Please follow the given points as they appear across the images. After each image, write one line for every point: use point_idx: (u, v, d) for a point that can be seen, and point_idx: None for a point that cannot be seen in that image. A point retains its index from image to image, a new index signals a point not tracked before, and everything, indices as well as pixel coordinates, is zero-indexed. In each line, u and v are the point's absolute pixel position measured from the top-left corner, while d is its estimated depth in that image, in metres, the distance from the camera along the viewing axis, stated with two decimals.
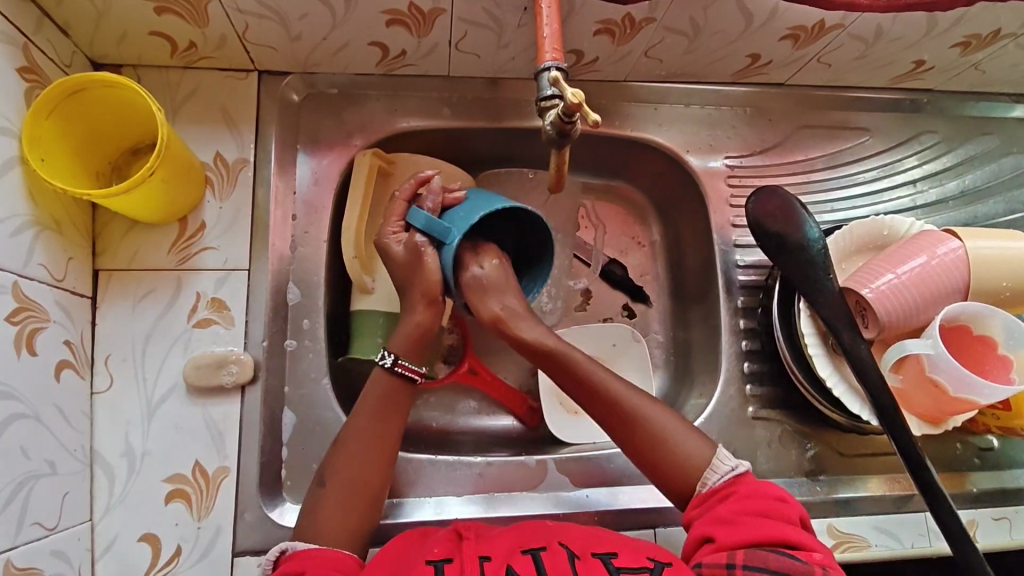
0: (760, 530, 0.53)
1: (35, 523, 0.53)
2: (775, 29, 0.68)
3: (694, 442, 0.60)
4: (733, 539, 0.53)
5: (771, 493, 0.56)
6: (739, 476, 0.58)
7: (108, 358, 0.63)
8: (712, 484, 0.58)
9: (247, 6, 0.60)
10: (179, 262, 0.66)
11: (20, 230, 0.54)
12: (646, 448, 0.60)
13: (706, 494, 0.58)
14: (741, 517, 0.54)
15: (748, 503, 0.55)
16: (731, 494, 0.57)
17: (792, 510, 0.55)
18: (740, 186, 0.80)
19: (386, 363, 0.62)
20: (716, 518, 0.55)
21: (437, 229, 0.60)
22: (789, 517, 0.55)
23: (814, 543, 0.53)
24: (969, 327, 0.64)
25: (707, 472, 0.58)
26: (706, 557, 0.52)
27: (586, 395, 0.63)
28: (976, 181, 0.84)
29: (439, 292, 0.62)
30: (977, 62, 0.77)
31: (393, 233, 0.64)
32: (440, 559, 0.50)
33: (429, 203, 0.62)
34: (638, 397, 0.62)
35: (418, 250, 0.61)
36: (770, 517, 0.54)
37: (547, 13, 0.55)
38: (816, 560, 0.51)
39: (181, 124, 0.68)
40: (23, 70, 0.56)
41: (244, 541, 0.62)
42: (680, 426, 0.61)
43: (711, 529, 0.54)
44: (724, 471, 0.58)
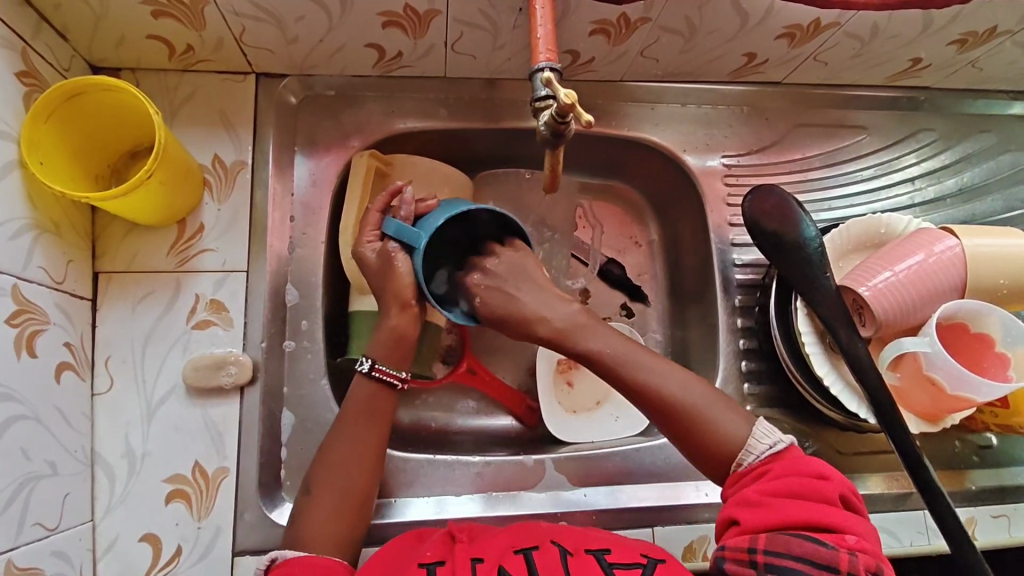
0: (789, 512, 0.50)
1: (35, 524, 0.53)
2: (770, 27, 0.68)
3: (730, 418, 0.57)
4: (758, 521, 0.50)
5: (809, 472, 0.52)
6: (778, 454, 0.54)
7: (108, 359, 0.63)
8: (749, 464, 0.55)
9: (243, 9, 0.60)
10: (178, 264, 0.66)
11: (19, 232, 0.54)
12: (679, 428, 0.57)
13: (742, 472, 0.55)
14: (770, 497, 0.51)
15: (781, 481, 0.52)
16: (766, 472, 0.54)
17: (833, 489, 0.51)
18: (737, 185, 0.80)
19: (363, 367, 0.62)
20: (743, 498, 0.53)
21: (408, 235, 0.61)
22: (828, 497, 0.51)
23: (852, 526, 0.49)
24: (967, 326, 0.64)
25: (742, 453, 0.56)
26: (729, 540, 0.51)
27: (611, 378, 0.60)
28: (975, 178, 0.84)
29: (412, 296, 0.62)
30: (974, 59, 0.76)
31: (368, 242, 0.64)
32: (433, 562, 0.51)
33: (402, 211, 0.63)
34: (664, 375, 0.59)
35: (390, 256, 0.62)
36: (803, 497, 0.51)
37: (541, 14, 0.55)
38: (846, 546, 0.47)
39: (180, 126, 0.69)
40: (21, 74, 0.56)
41: (244, 540, 0.62)
42: (712, 403, 0.58)
43: (738, 510, 0.52)
44: (761, 450, 0.55)
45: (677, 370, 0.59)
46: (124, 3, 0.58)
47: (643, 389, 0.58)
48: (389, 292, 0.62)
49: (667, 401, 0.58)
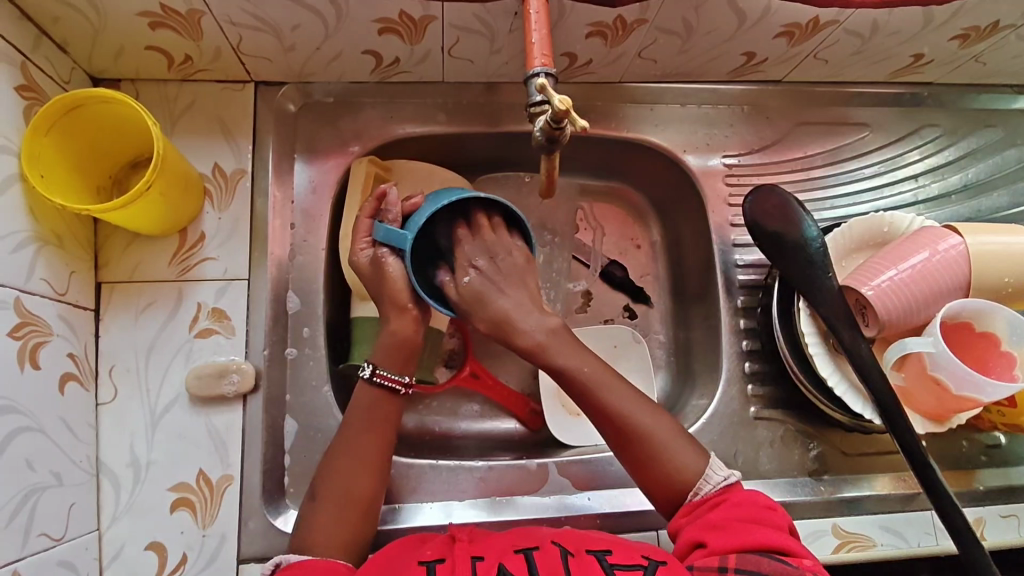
0: (750, 534, 0.52)
1: (41, 534, 0.54)
2: (768, 26, 0.67)
3: (687, 453, 0.59)
4: (723, 543, 0.52)
5: (762, 502, 0.56)
6: (731, 487, 0.58)
7: (112, 369, 0.64)
8: (704, 494, 0.58)
9: (239, 19, 0.60)
10: (180, 273, 0.66)
11: (21, 246, 0.55)
12: (636, 456, 0.59)
13: (696, 503, 0.57)
14: (732, 522, 0.53)
15: (738, 510, 0.55)
16: (722, 502, 0.56)
17: (782, 519, 0.55)
18: (739, 185, 0.80)
19: (365, 373, 0.62)
20: (707, 523, 0.55)
21: (395, 239, 0.60)
22: (779, 526, 0.54)
23: (804, 550, 0.52)
24: (971, 324, 0.63)
25: (699, 482, 0.58)
26: (697, 560, 0.52)
27: (582, 401, 0.61)
28: (980, 174, 0.83)
29: (408, 299, 0.62)
30: (977, 54, 0.76)
31: (362, 248, 0.63)
32: (433, 559, 0.51)
33: (390, 214, 0.62)
34: (634, 405, 0.60)
35: (382, 261, 0.62)
36: (759, 523, 0.53)
37: (536, 19, 0.55)
38: (807, 566, 0.50)
39: (180, 136, 0.69)
40: (21, 88, 0.57)
41: (249, 548, 0.63)
42: (674, 435, 0.60)
43: (701, 534, 0.54)
44: (717, 481, 0.58)
45: (646, 401, 0.62)
46: (122, 16, 0.58)
47: (614, 415, 0.60)
48: (385, 297, 0.62)
49: (633, 429, 0.60)
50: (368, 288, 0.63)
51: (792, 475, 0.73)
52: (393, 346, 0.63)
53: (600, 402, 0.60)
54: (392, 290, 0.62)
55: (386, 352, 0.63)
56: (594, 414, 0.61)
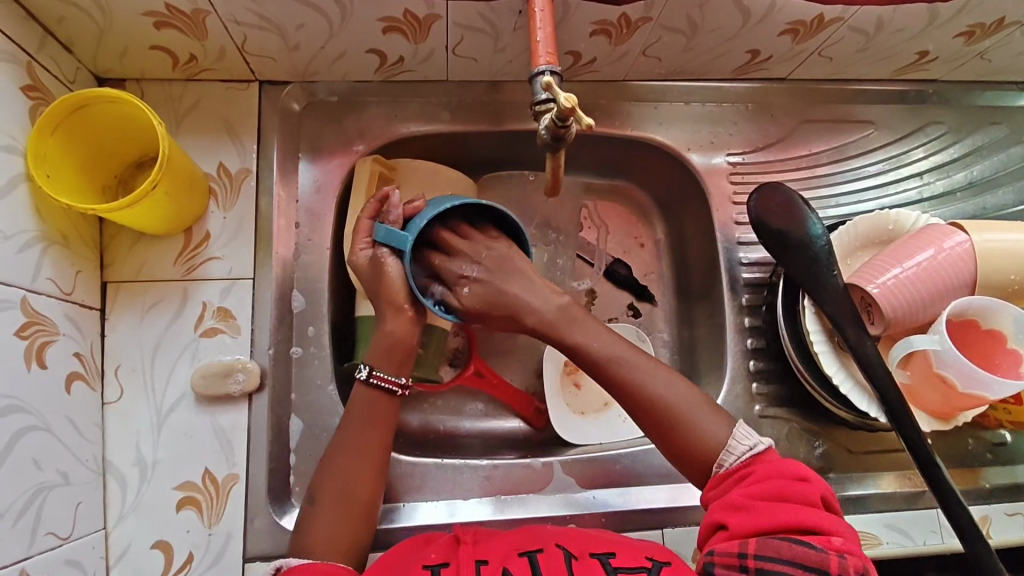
0: (775, 514, 0.51)
1: (48, 533, 0.54)
2: (773, 24, 0.67)
3: (711, 420, 0.58)
4: (747, 526, 0.51)
5: (791, 473, 0.54)
6: (758, 455, 0.56)
7: (117, 368, 0.64)
8: (728, 467, 0.57)
9: (244, 18, 0.60)
10: (185, 273, 0.67)
11: (27, 245, 0.55)
12: (658, 426, 0.59)
13: (724, 474, 0.56)
14: (756, 501, 0.53)
15: (765, 486, 0.53)
16: (748, 474, 0.55)
17: (814, 490, 0.53)
18: (743, 183, 0.80)
19: (361, 375, 0.62)
20: (730, 502, 0.54)
21: (396, 240, 0.60)
22: (809, 499, 0.53)
23: (834, 527, 0.51)
24: (975, 322, 0.63)
25: (722, 454, 0.57)
26: (718, 545, 0.52)
27: (600, 375, 0.61)
28: (985, 172, 0.83)
29: (404, 299, 0.62)
30: (983, 51, 0.75)
31: (360, 248, 0.64)
32: (437, 564, 0.51)
33: (391, 216, 0.63)
34: (651, 377, 0.60)
35: (379, 261, 0.62)
36: (786, 500, 0.52)
37: (540, 17, 0.55)
38: (834, 548, 0.49)
39: (184, 135, 0.69)
40: (27, 88, 0.57)
41: (255, 547, 0.63)
42: (695, 405, 0.59)
43: (724, 516, 0.53)
44: (741, 452, 0.57)
45: (665, 370, 0.61)
46: (127, 16, 0.58)
47: (630, 387, 0.59)
48: (382, 296, 0.62)
49: (651, 400, 0.59)
50: (366, 287, 0.63)
51: None
52: (388, 347, 0.62)
53: (617, 375, 0.60)
54: (388, 289, 0.62)
55: (381, 352, 0.62)
56: (613, 388, 0.61)
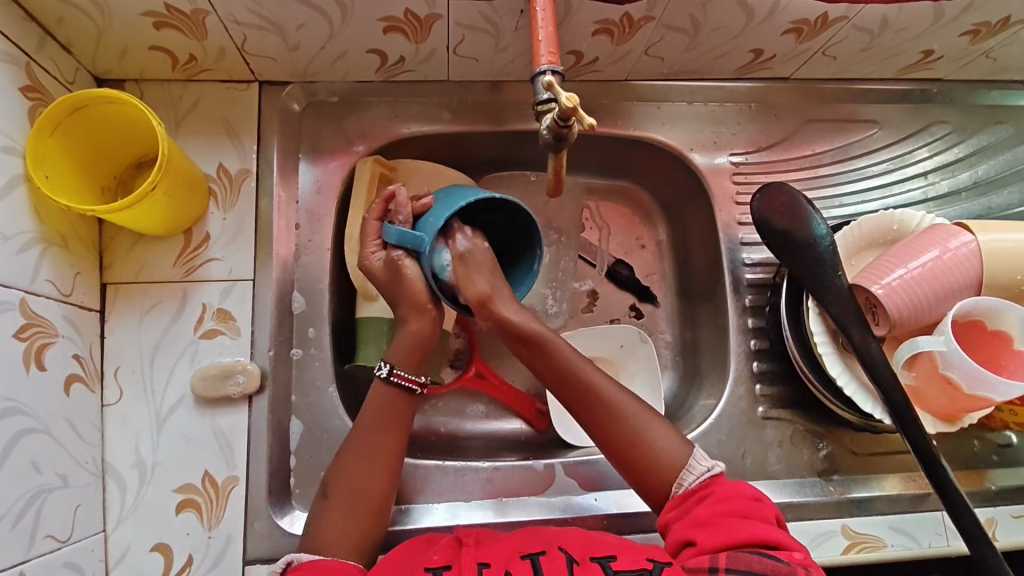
0: (739, 529, 0.51)
1: (47, 536, 0.54)
2: (776, 23, 0.67)
3: (672, 442, 0.59)
4: (714, 541, 0.51)
5: (747, 494, 0.55)
6: (716, 476, 0.57)
7: (117, 370, 0.64)
8: (688, 486, 0.57)
9: (243, 17, 0.60)
10: (185, 274, 0.66)
11: (26, 247, 0.55)
12: (617, 443, 0.59)
13: (683, 495, 0.57)
14: (720, 518, 0.53)
15: (725, 504, 0.54)
16: (709, 495, 0.56)
17: (769, 510, 0.54)
18: (746, 183, 0.79)
19: (382, 373, 0.61)
20: (695, 520, 0.54)
21: (411, 242, 0.60)
22: (767, 518, 0.53)
23: (792, 543, 0.51)
24: (982, 323, 0.62)
25: (683, 473, 0.58)
26: (688, 562, 0.51)
27: (564, 390, 0.62)
28: (991, 171, 0.83)
29: (427, 300, 0.62)
30: (988, 50, 0.75)
31: (372, 252, 0.64)
32: (439, 566, 0.51)
33: (401, 215, 0.62)
34: (616, 394, 0.61)
35: (398, 264, 0.62)
36: (748, 517, 0.53)
37: (542, 16, 0.55)
38: (798, 560, 0.49)
39: (184, 136, 0.69)
40: (25, 88, 0.57)
41: (255, 549, 0.62)
42: (657, 425, 0.60)
43: (691, 533, 0.53)
44: (701, 472, 0.57)
45: (628, 390, 0.62)
46: (125, 16, 0.58)
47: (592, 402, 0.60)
48: (404, 299, 0.62)
49: (613, 417, 0.60)
50: (385, 290, 0.64)
51: (801, 475, 0.72)
52: (412, 347, 0.63)
53: (581, 388, 0.61)
54: (410, 291, 0.62)
55: (399, 351, 0.63)
56: (574, 403, 0.61)
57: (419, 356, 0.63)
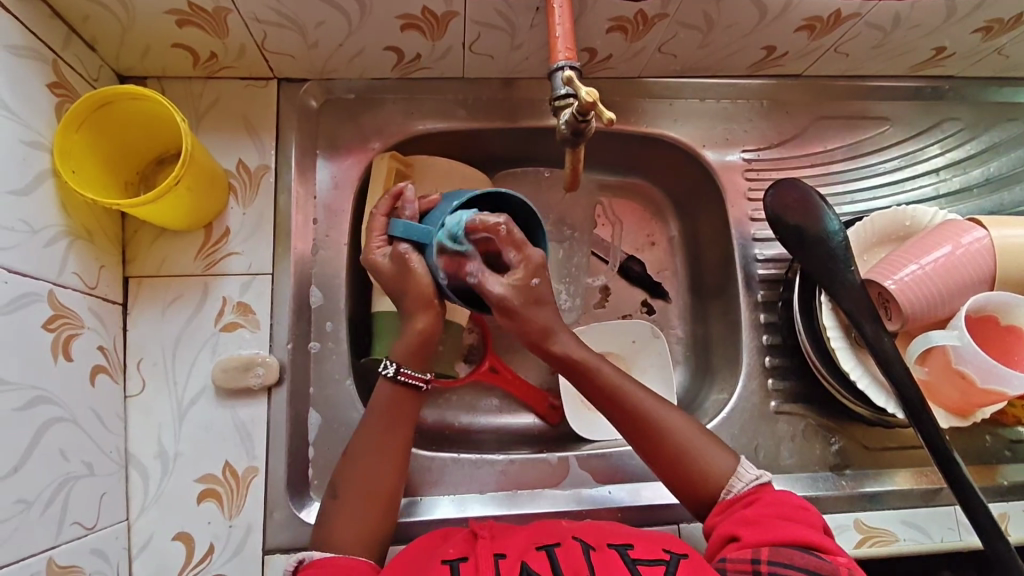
0: (787, 530, 0.52)
1: (74, 523, 0.55)
2: (789, 20, 0.67)
3: (717, 451, 0.60)
4: (761, 538, 0.52)
5: (795, 501, 0.56)
6: (763, 485, 0.58)
7: (140, 362, 0.65)
8: (737, 492, 0.58)
9: (264, 15, 0.61)
10: (205, 268, 0.67)
11: (54, 240, 0.56)
12: (668, 456, 0.60)
13: (730, 500, 0.57)
14: (767, 518, 0.54)
15: (772, 507, 0.55)
16: (756, 499, 0.56)
17: (816, 518, 0.55)
18: (758, 180, 0.80)
19: (388, 372, 0.61)
20: (741, 519, 0.55)
21: (417, 233, 0.59)
22: (813, 524, 0.54)
23: (840, 549, 0.52)
24: (995, 318, 0.62)
25: (731, 480, 0.59)
26: (730, 553, 0.52)
27: (610, 408, 0.62)
28: (1002, 169, 0.83)
29: (432, 295, 0.60)
30: (1000, 47, 0.75)
31: (378, 248, 0.62)
32: (456, 559, 0.51)
33: (407, 211, 0.61)
34: (661, 408, 0.61)
35: (404, 258, 0.59)
36: (794, 520, 0.54)
37: (559, 13, 0.56)
38: (842, 562, 0.50)
39: (204, 133, 0.70)
40: (53, 85, 0.58)
41: (275, 539, 0.64)
42: (703, 437, 0.61)
43: (736, 530, 0.54)
44: (749, 480, 0.58)
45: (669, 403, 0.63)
46: (150, 13, 0.59)
47: (641, 417, 0.61)
48: (410, 294, 0.60)
49: (662, 429, 0.60)
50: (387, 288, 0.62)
51: (814, 470, 0.73)
52: (417, 343, 0.61)
53: (627, 405, 0.61)
54: (417, 286, 0.59)
55: (406, 350, 0.61)
56: (623, 423, 0.61)
57: (422, 353, 0.62)
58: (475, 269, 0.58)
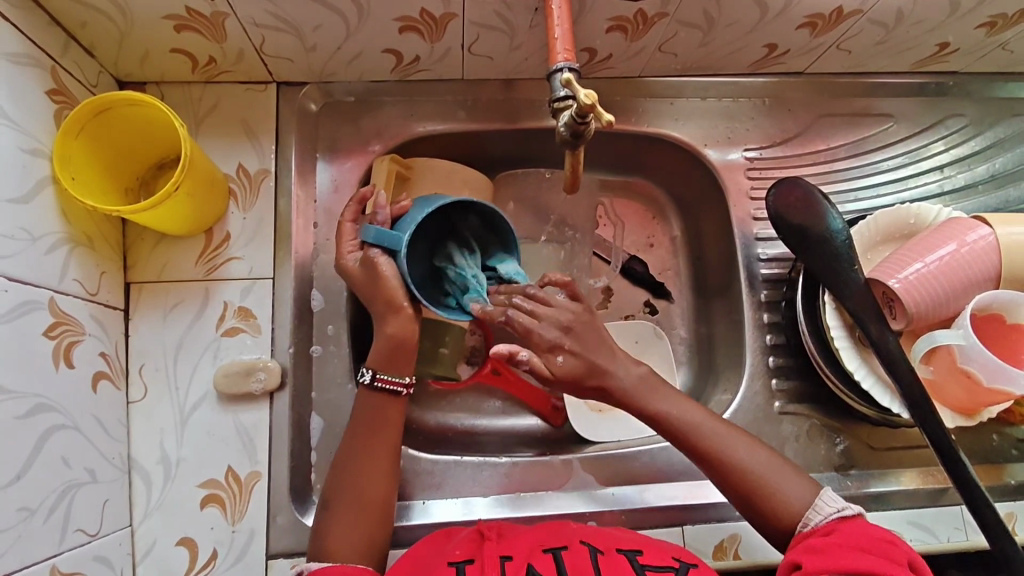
0: (854, 561, 0.49)
1: (77, 530, 0.55)
2: (791, 18, 0.67)
3: (788, 476, 0.58)
4: (822, 566, 0.50)
5: (879, 534, 0.52)
6: (847, 519, 0.54)
7: (142, 367, 0.65)
8: (815, 524, 0.55)
9: (262, 20, 0.61)
10: (206, 273, 0.67)
11: (55, 247, 0.56)
12: (740, 480, 0.58)
13: (807, 533, 0.55)
14: (834, 548, 0.51)
15: (847, 539, 0.52)
16: (833, 531, 0.53)
17: (901, 553, 0.50)
18: (761, 178, 0.79)
19: (365, 379, 0.60)
20: (809, 546, 0.52)
21: (388, 239, 0.58)
22: (896, 560, 0.50)
23: None
24: (1002, 316, 0.62)
25: (808, 513, 0.56)
26: None
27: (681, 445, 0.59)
28: (1008, 165, 0.82)
29: (404, 299, 0.59)
30: (1004, 42, 0.74)
31: (349, 252, 0.61)
32: (462, 560, 0.51)
33: (379, 217, 0.60)
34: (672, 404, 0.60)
35: (375, 263, 0.59)
36: (869, 554, 0.50)
37: (559, 14, 0.55)
38: None
39: (204, 138, 0.70)
40: (52, 92, 0.58)
41: (278, 544, 0.64)
42: (778, 467, 0.58)
43: (800, 557, 0.52)
44: (828, 513, 0.55)
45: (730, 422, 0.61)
46: (148, 18, 0.59)
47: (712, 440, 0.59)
48: (381, 299, 0.59)
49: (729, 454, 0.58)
50: (364, 295, 0.60)
51: (819, 470, 0.72)
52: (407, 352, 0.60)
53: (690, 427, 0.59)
54: (388, 291, 0.59)
55: (382, 356, 0.60)
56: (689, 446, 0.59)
57: (400, 357, 0.61)
58: (526, 355, 0.56)
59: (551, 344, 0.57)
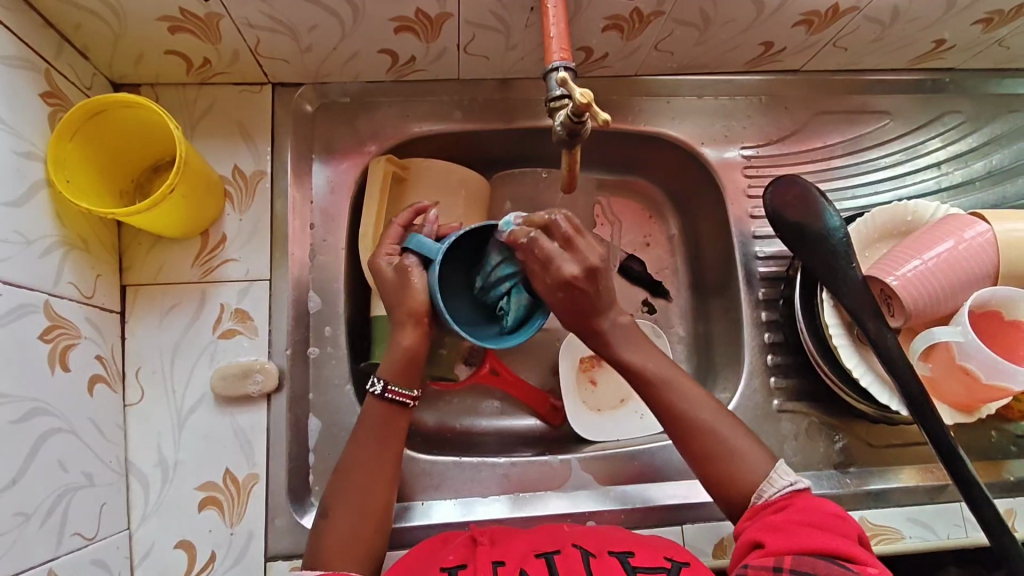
0: (811, 539, 0.49)
1: (74, 534, 0.55)
2: (787, 15, 0.67)
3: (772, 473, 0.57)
4: (782, 545, 0.49)
5: (829, 510, 0.52)
6: (798, 492, 0.54)
7: (138, 370, 0.65)
8: (769, 497, 0.55)
9: (257, 20, 0.61)
10: (202, 275, 0.67)
11: (50, 250, 0.56)
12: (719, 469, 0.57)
13: (760, 505, 0.54)
14: (792, 526, 0.51)
15: (802, 514, 0.51)
16: (787, 506, 0.53)
17: (851, 528, 0.51)
18: (758, 177, 0.79)
19: (376, 389, 0.60)
20: (766, 525, 0.52)
21: (426, 249, 0.58)
22: (847, 536, 0.50)
23: (871, 561, 0.48)
24: (999, 312, 0.61)
25: (763, 485, 0.55)
26: (752, 560, 0.49)
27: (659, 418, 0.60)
28: (1004, 161, 0.82)
29: (426, 312, 0.59)
30: (1000, 38, 0.74)
31: (385, 253, 0.61)
32: (454, 565, 0.51)
33: (425, 229, 0.63)
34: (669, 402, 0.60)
35: (407, 270, 0.59)
36: (824, 530, 0.50)
37: (554, 13, 0.55)
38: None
39: (199, 139, 0.69)
40: (45, 95, 0.57)
41: (276, 546, 0.63)
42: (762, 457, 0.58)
43: (759, 535, 0.51)
44: (782, 486, 0.55)
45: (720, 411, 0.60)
46: (141, 19, 0.59)
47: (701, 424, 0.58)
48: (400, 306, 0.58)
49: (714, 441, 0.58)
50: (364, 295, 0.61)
51: (819, 468, 0.72)
52: (404, 358, 0.59)
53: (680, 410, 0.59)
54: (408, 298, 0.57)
55: (394, 365, 0.60)
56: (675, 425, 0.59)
57: (409, 369, 0.60)
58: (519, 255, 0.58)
59: (562, 280, 0.56)
